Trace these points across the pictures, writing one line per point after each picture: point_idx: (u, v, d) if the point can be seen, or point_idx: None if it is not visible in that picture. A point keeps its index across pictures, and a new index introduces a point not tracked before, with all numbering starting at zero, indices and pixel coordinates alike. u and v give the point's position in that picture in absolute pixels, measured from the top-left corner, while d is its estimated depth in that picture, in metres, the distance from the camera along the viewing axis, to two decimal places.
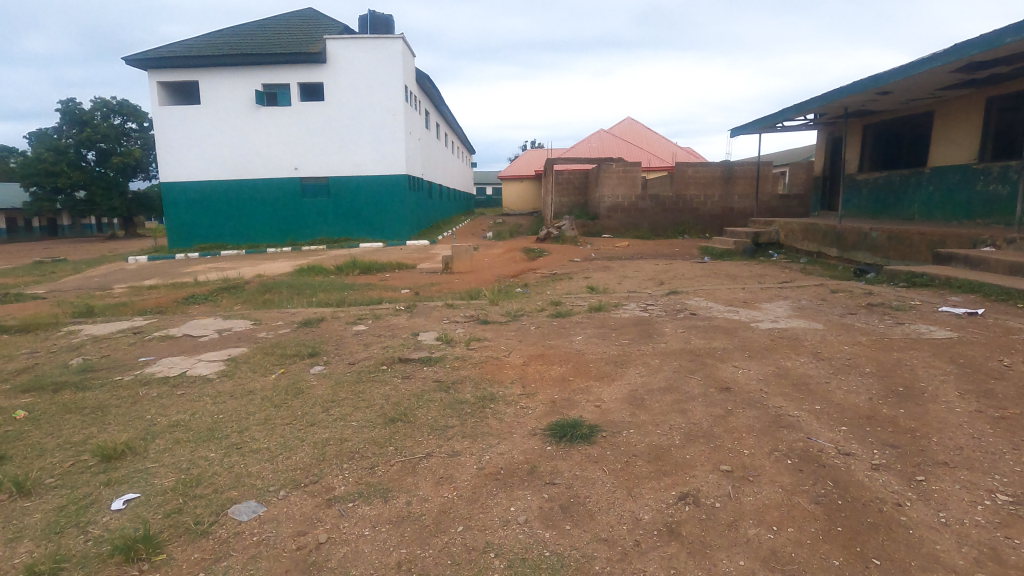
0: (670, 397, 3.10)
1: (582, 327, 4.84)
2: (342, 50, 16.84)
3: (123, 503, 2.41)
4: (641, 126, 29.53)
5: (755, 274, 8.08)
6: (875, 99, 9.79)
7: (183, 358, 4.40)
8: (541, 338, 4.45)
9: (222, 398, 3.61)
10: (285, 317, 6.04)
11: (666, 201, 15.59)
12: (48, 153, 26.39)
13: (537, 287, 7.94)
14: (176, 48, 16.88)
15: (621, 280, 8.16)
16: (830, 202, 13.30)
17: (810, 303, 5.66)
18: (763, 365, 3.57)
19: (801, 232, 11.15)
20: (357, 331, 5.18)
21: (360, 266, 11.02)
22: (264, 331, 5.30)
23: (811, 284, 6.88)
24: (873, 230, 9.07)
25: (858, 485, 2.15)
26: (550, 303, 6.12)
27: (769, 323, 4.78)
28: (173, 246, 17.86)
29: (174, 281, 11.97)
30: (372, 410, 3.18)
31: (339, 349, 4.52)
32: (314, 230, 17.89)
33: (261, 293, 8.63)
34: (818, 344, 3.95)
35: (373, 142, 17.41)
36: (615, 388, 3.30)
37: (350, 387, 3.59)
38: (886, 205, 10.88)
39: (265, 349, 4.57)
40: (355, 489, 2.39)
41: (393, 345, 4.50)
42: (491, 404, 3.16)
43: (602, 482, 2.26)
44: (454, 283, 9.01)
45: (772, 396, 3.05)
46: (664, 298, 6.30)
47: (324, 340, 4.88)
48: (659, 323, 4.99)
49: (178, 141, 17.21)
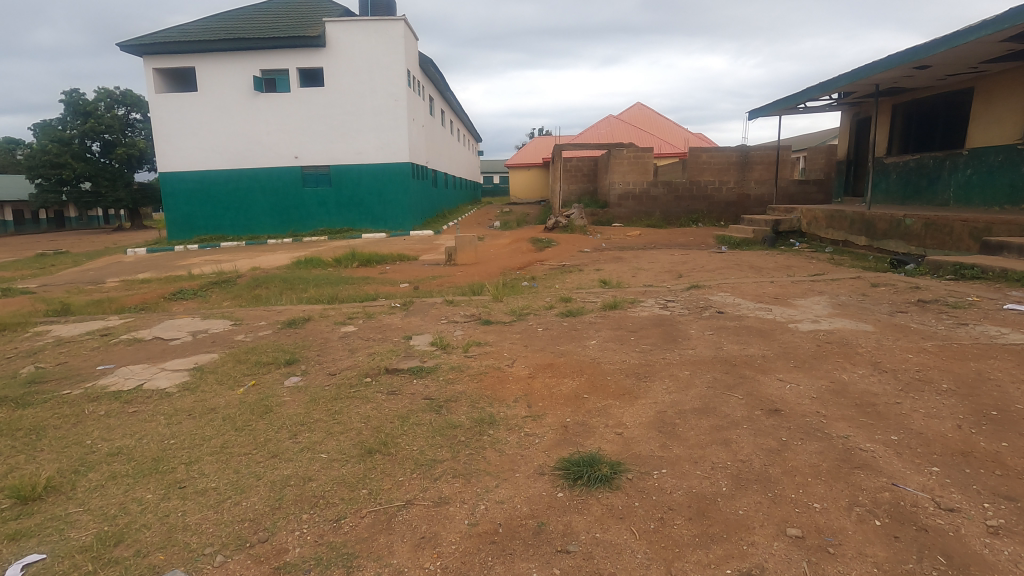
0: (707, 421, 2.57)
1: (596, 328, 4.28)
2: (342, 34, 16.24)
3: (20, 568, 1.91)
4: (651, 111, 28.67)
5: (782, 265, 7.46)
6: (911, 75, 9.07)
7: (144, 367, 3.88)
8: (549, 343, 3.90)
9: (178, 418, 3.09)
10: (270, 316, 5.53)
11: (679, 188, 14.94)
12: (53, 144, 25.99)
13: (545, 280, 7.42)
14: (171, 33, 16.38)
15: (635, 272, 7.57)
16: (854, 187, 12.61)
17: (850, 299, 5.08)
18: (815, 380, 3.00)
19: (825, 219, 10.50)
20: (345, 333, 4.65)
21: (359, 258, 10.51)
22: (242, 333, 4.80)
23: (846, 276, 6.26)
24: (908, 217, 8.39)
25: (981, 564, 1.59)
26: (559, 299, 5.57)
27: (809, 324, 4.20)
28: (172, 238, 17.45)
29: (168, 275, 11.54)
30: (351, 436, 2.66)
31: (321, 355, 3.99)
32: (316, 221, 17.40)
33: (252, 287, 8.13)
34: (874, 351, 3.36)
35: (375, 128, 16.84)
36: (639, 410, 2.74)
37: (325, 406, 3.05)
38: (917, 190, 10.23)
39: (237, 355, 4.04)
40: (312, 554, 1.87)
41: (382, 350, 3.95)
42: (489, 430, 2.62)
43: (631, 553, 1.72)
44: (457, 276, 8.47)
45: (835, 422, 2.49)
46: (686, 293, 5.72)
47: (306, 343, 4.37)
48: (683, 323, 4.44)
49: (176, 129, 16.70)
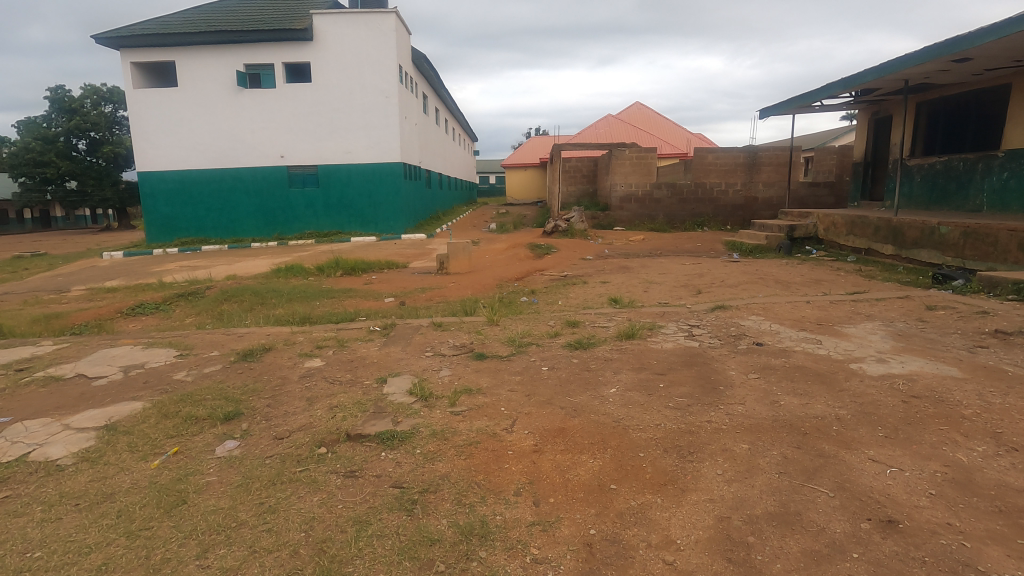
0: (797, 541, 1.78)
1: (613, 369, 3.49)
2: (330, 26, 15.38)
3: None
4: (650, 110, 27.94)
5: (810, 279, 6.69)
6: (945, 70, 8.30)
7: (42, 424, 3.05)
8: (557, 393, 3.10)
9: (59, 512, 2.26)
10: (226, 344, 4.71)
11: (684, 190, 14.15)
12: (37, 142, 25.03)
13: (545, 296, 6.65)
14: (150, 25, 15.49)
15: (647, 286, 6.80)
16: (871, 190, 11.86)
17: (909, 327, 4.31)
18: (922, 461, 2.22)
19: (845, 225, 9.75)
20: (308, 371, 3.82)
21: (343, 265, 9.69)
22: (186, 369, 3.96)
23: (891, 295, 5.50)
24: (942, 224, 7.66)
25: None
26: (564, 324, 4.78)
27: (876, 364, 3.42)
28: (151, 241, 16.55)
29: (137, 282, 10.70)
30: (283, 560, 1.85)
31: (271, 407, 3.17)
32: (303, 223, 16.56)
33: (220, 301, 7.29)
34: (986, 414, 2.58)
35: (365, 126, 15.99)
36: (692, 516, 1.94)
37: (259, 496, 2.23)
38: (945, 194, 9.51)
39: (166, 407, 3.19)
40: None
41: (348, 401, 3.13)
42: (481, 551, 1.83)
43: None
44: (448, 289, 7.67)
45: (984, 549, 1.70)
46: (712, 316, 4.94)
47: (258, 387, 3.53)
48: (718, 361, 3.66)
49: (154, 126, 15.82)
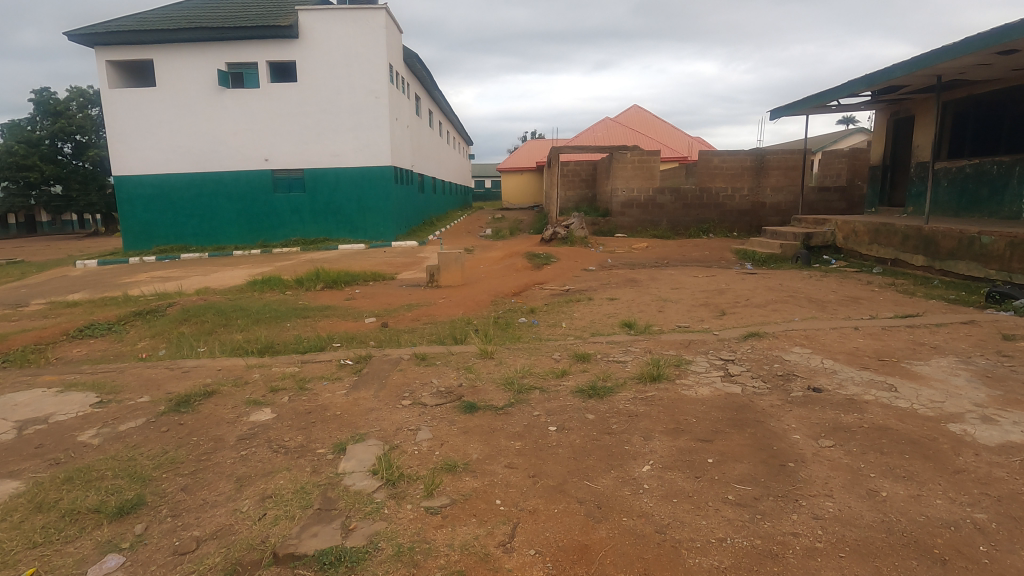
0: None
1: (642, 432, 2.67)
2: (317, 23, 14.57)
3: None
4: (648, 113, 27.23)
5: (846, 298, 5.90)
6: (984, 64, 7.58)
7: None
8: (571, 474, 2.29)
9: None
10: (165, 386, 3.86)
11: (688, 195, 13.44)
12: (20, 145, 24.09)
13: (546, 316, 5.86)
14: (126, 21, 14.65)
15: (661, 305, 6.01)
16: (890, 195, 11.14)
17: (993, 366, 3.54)
18: None
19: (868, 233, 9.02)
20: (252, 429, 3.00)
21: (324, 277, 8.86)
22: (98, 426, 3.11)
23: (950, 318, 4.73)
24: (985, 234, 6.92)
25: None
26: (572, 359, 3.98)
27: (986, 427, 2.62)
28: (128, 249, 15.64)
29: (101, 296, 9.82)
30: None
31: (188, 493, 2.34)
32: (289, 230, 15.71)
33: (180, 321, 6.43)
34: None
35: (354, 127, 15.16)
36: None
37: None
38: (977, 200, 8.80)
39: (41, 495, 2.34)
40: None
41: (289, 487, 2.29)
42: None
43: None
44: (437, 306, 6.86)
45: None
46: (747, 347, 4.14)
47: (178, 457, 2.69)
48: (775, 417, 2.85)
49: (130, 127, 14.94)
